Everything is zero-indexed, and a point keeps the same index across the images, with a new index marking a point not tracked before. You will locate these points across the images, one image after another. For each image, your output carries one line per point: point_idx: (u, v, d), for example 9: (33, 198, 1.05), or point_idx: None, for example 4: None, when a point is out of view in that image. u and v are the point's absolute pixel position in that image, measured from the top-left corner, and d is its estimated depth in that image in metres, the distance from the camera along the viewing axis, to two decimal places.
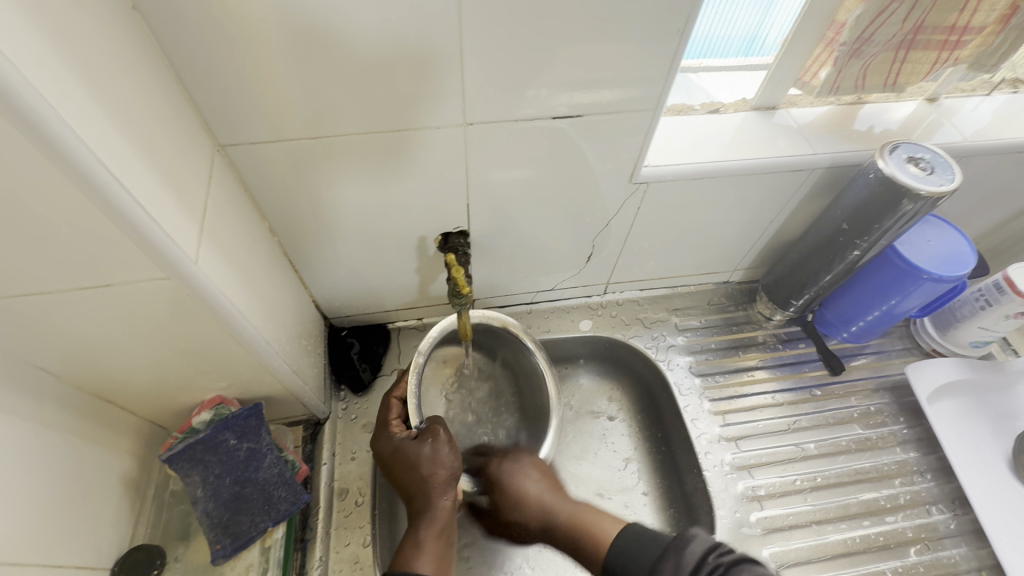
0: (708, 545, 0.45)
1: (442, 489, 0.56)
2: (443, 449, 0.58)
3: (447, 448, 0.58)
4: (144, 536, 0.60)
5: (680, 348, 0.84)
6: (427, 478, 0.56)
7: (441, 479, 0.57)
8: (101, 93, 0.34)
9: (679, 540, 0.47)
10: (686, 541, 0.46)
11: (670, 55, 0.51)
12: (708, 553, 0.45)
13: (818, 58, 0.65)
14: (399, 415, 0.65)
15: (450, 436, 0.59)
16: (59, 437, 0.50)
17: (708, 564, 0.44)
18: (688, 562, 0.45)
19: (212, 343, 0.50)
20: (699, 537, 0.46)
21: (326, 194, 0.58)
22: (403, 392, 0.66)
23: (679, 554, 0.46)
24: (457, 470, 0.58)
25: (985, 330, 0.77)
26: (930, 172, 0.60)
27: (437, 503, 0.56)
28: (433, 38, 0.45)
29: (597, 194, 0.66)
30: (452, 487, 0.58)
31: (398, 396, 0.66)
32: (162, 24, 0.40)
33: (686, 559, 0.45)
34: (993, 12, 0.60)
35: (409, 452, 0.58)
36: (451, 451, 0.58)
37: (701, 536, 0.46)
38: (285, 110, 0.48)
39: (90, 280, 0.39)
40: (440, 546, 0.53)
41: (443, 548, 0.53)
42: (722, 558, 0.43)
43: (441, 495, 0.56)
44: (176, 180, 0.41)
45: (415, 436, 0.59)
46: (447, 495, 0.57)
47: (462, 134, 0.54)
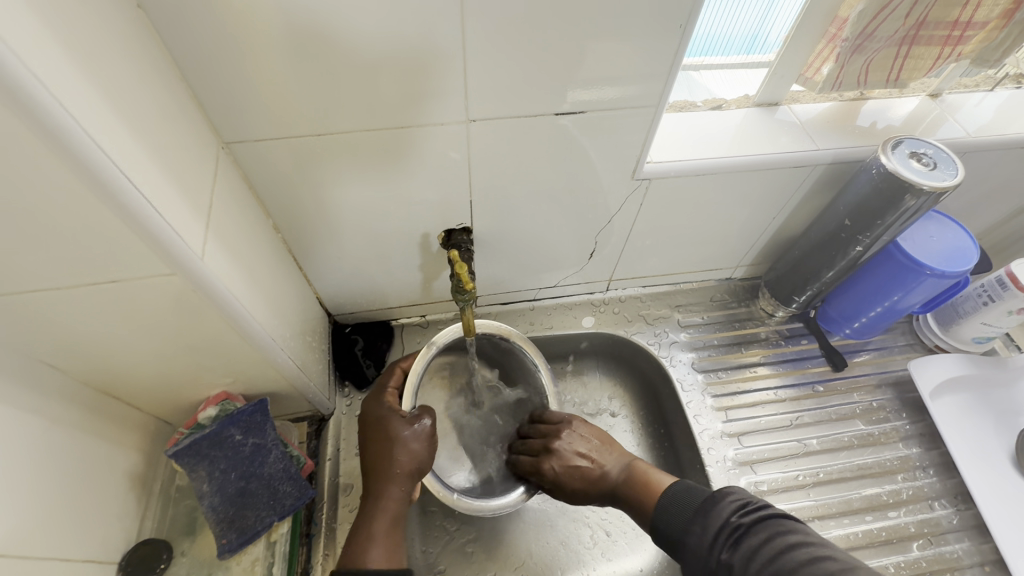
0: (736, 504, 0.47)
1: (399, 478, 0.57)
2: (417, 440, 0.58)
3: (422, 442, 0.59)
4: (150, 531, 0.61)
5: (682, 344, 0.84)
6: (390, 465, 0.57)
7: (403, 470, 0.57)
8: (109, 91, 0.34)
9: (707, 500, 0.49)
10: (718, 498, 0.49)
11: (672, 52, 0.51)
12: (734, 513, 0.47)
13: (821, 54, 0.65)
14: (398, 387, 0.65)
15: (432, 430, 0.60)
16: (66, 433, 0.50)
17: (732, 524, 0.46)
18: (714, 522, 0.47)
19: (218, 339, 0.51)
20: (731, 496, 0.49)
21: (330, 192, 0.58)
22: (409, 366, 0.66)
23: (707, 511, 0.48)
24: (423, 463, 0.58)
25: (988, 326, 0.77)
26: (932, 167, 0.60)
27: (390, 494, 0.56)
28: (436, 35, 0.45)
29: (600, 191, 0.66)
30: (411, 480, 0.58)
31: (403, 365, 0.66)
32: (167, 22, 0.40)
33: (711, 519, 0.48)
34: (995, 8, 0.60)
35: (387, 432, 0.59)
36: (422, 445, 0.59)
37: (730, 495, 0.49)
38: (288, 108, 0.49)
39: (97, 276, 0.39)
40: (385, 536, 0.54)
41: (393, 542, 0.54)
42: (746, 517, 0.46)
43: (395, 486, 0.56)
44: (182, 177, 0.41)
45: (403, 416, 0.60)
46: (401, 487, 0.57)
47: (465, 131, 0.54)
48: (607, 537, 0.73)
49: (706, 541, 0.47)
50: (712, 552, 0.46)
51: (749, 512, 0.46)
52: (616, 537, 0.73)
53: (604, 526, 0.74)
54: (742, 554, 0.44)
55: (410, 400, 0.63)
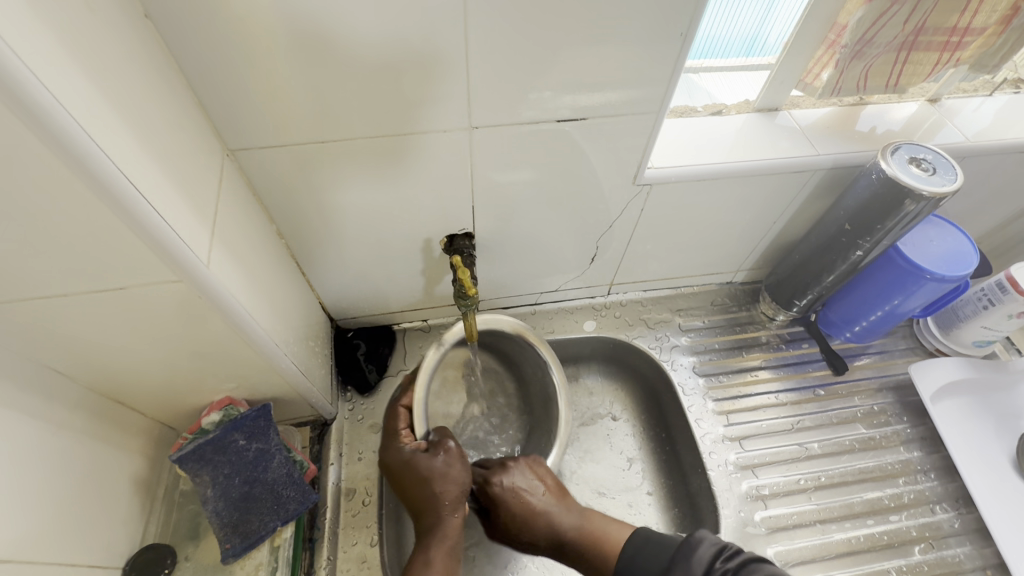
0: (715, 549, 0.47)
1: (451, 507, 0.57)
2: (453, 464, 0.59)
3: (459, 464, 0.60)
4: (154, 536, 0.61)
5: (684, 348, 0.84)
6: (438, 495, 0.57)
7: (451, 497, 0.58)
8: (116, 99, 0.34)
9: (685, 545, 0.49)
10: (695, 544, 0.48)
11: (672, 59, 0.51)
12: (716, 558, 0.47)
13: (820, 60, 0.65)
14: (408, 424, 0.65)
15: (461, 450, 0.61)
16: (72, 438, 0.50)
17: (717, 570, 0.46)
18: (697, 568, 0.47)
19: (222, 344, 0.51)
20: (707, 539, 0.49)
21: (333, 197, 0.58)
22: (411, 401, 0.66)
23: (687, 557, 0.48)
24: (466, 485, 0.59)
25: (988, 330, 0.77)
26: (932, 173, 0.60)
27: (447, 522, 0.56)
28: (439, 42, 0.45)
29: (601, 196, 0.66)
30: (461, 504, 0.59)
31: (404, 404, 0.66)
32: (173, 32, 0.41)
33: (694, 563, 0.47)
34: (994, 14, 0.61)
35: (421, 466, 0.59)
36: (461, 467, 0.60)
37: (706, 539, 0.49)
38: (292, 114, 0.49)
39: (105, 283, 0.40)
40: (450, 565, 0.54)
41: (452, 567, 0.54)
42: (730, 562, 0.45)
43: (449, 514, 0.57)
44: (188, 184, 0.42)
45: (426, 450, 0.60)
46: (456, 514, 0.57)
47: (467, 137, 0.55)
48: None
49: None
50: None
51: (732, 556, 0.46)
52: None
53: None
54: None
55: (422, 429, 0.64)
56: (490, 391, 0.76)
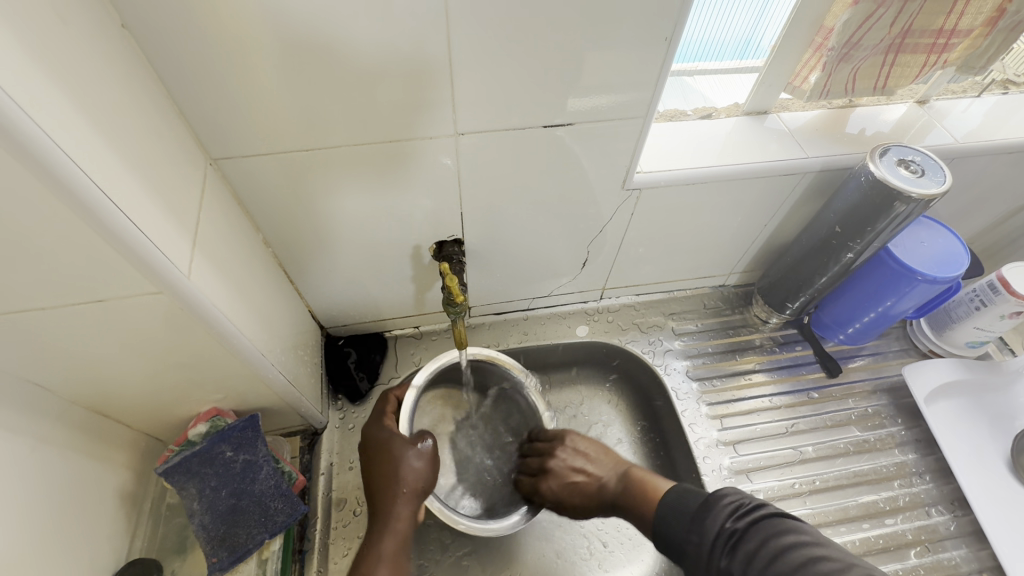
0: (731, 507, 0.46)
1: (406, 499, 0.57)
2: (419, 459, 0.59)
3: (423, 461, 0.59)
4: (140, 550, 0.60)
5: (677, 352, 0.84)
6: (397, 484, 0.57)
7: (407, 489, 0.57)
8: (91, 111, 0.34)
9: (702, 505, 0.48)
10: (715, 501, 0.48)
11: (659, 61, 0.51)
12: (730, 518, 0.46)
13: (807, 63, 0.65)
14: (395, 411, 0.65)
15: (434, 450, 0.60)
16: (54, 452, 0.50)
17: (729, 530, 0.45)
18: (711, 529, 0.46)
19: (206, 355, 0.50)
20: (728, 496, 0.47)
21: (324, 205, 0.58)
22: (401, 392, 0.67)
23: (704, 519, 0.47)
24: (427, 482, 0.59)
25: (981, 331, 0.77)
26: (921, 174, 0.60)
27: (398, 513, 0.56)
28: (426, 46, 0.45)
29: (591, 200, 0.66)
30: (418, 498, 0.58)
31: (397, 394, 0.67)
32: (153, 43, 0.41)
33: (708, 528, 0.46)
34: (979, 16, 0.61)
35: (394, 450, 0.59)
36: (427, 460, 0.59)
37: (724, 498, 0.47)
38: (278, 122, 0.48)
39: (83, 295, 0.39)
40: (394, 556, 0.55)
41: (398, 558, 0.55)
42: (742, 521, 0.44)
43: (403, 504, 0.57)
44: (169, 195, 0.41)
45: (405, 438, 0.60)
46: (409, 506, 0.57)
47: (454, 144, 0.54)
48: (604, 547, 0.73)
49: (705, 548, 0.46)
50: (711, 562, 0.45)
51: (744, 515, 0.45)
52: (613, 548, 0.72)
53: (601, 536, 0.73)
54: (742, 560, 0.42)
55: (408, 425, 0.63)
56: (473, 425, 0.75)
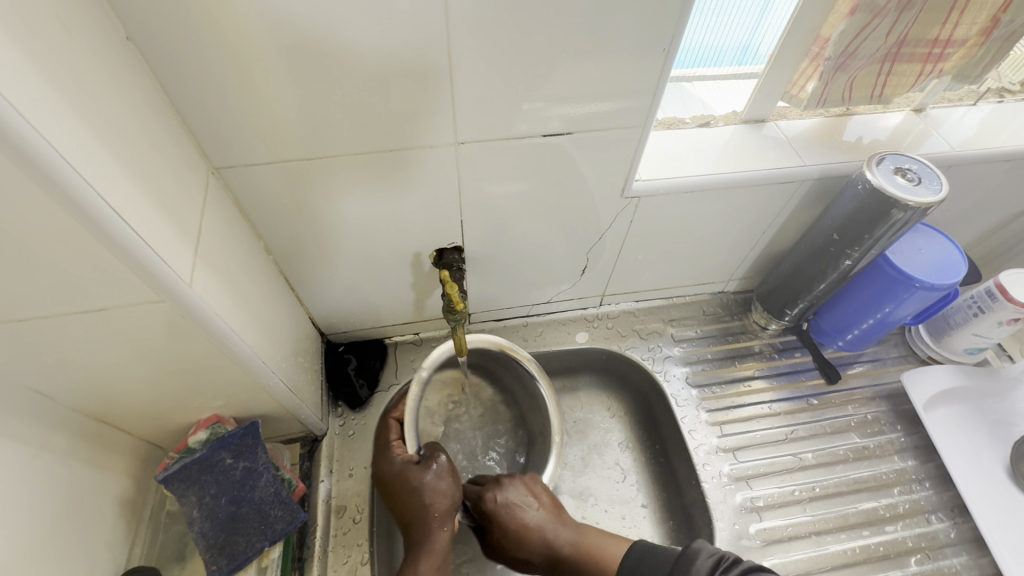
0: (712, 561, 0.46)
1: (441, 521, 0.57)
2: (442, 477, 0.58)
3: (449, 479, 0.59)
4: (139, 558, 0.60)
5: (676, 359, 0.84)
6: (427, 509, 0.57)
7: (439, 510, 0.57)
8: (95, 122, 0.34)
9: (680, 559, 0.48)
10: (693, 556, 0.47)
11: (657, 72, 0.52)
12: (713, 570, 0.46)
13: (805, 72, 0.66)
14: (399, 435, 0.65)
15: (452, 463, 0.60)
16: (55, 459, 0.50)
17: None
18: None
19: (207, 362, 0.50)
20: (705, 549, 0.47)
21: (324, 212, 0.58)
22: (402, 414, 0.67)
23: (686, 574, 0.46)
24: (457, 500, 0.59)
25: (979, 337, 0.77)
26: (917, 182, 0.61)
27: (435, 535, 0.56)
28: (427, 55, 0.45)
29: (591, 208, 0.66)
30: (452, 518, 0.58)
31: (396, 416, 0.66)
32: (156, 54, 0.41)
33: None
34: (974, 25, 0.61)
35: (411, 478, 0.58)
36: (451, 478, 0.59)
37: (702, 551, 0.48)
38: (280, 131, 0.49)
39: (86, 303, 0.39)
40: None
41: None
42: (727, 574, 0.44)
43: (439, 527, 0.56)
44: (171, 204, 0.42)
45: (416, 462, 0.60)
46: (445, 528, 0.57)
47: (455, 152, 0.55)
48: None
49: None
50: None
51: (728, 567, 0.45)
52: None
53: None
54: None
55: (413, 444, 0.63)
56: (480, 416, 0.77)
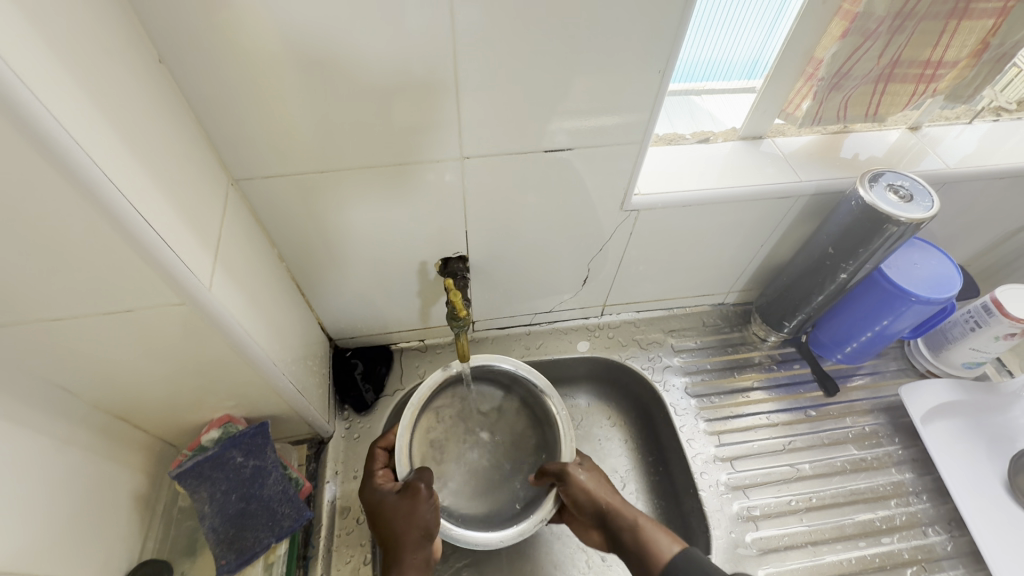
0: None
1: (411, 547, 0.58)
2: (418, 506, 0.60)
3: (426, 506, 0.60)
4: (151, 552, 0.62)
5: (676, 369, 0.85)
6: (399, 536, 0.58)
7: (412, 537, 0.58)
8: (127, 135, 0.37)
9: None
10: None
11: (654, 90, 0.54)
12: None
13: (800, 91, 0.68)
14: (386, 465, 0.68)
15: (432, 492, 0.61)
16: (76, 453, 0.52)
17: None
18: None
19: (220, 362, 0.53)
20: None
21: (336, 221, 0.61)
22: (388, 442, 0.69)
23: None
24: (432, 529, 0.59)
25: (977, 352, 0.78)
26: (909, 199, 0.62)
27: (406, 561, 0.57)
28: (433, 72, 0.48)
29: (592, 219, 0.68)
30: (425, 546, 0.59)
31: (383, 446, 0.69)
32: (184, 74, 0.44)
33: None
34: (965, 48, 0.63)
35: (389, 508, 0.60)
36: (429, 507, 0.60)
37: None
38: (294, 144, 0.52)
39: (114, 304, 0.42)
40: None
41: None
42: None
43: (410, 553, 0.57)
44: (193, 211, 0.44)
45: (396, 493, 0.62)
46: (417, 554, 0.58)
47: (460, 166, 0.58)
48: (603, 561, 0.73)
49: None
50: None
51: None
52: (611, 563, 0.73)
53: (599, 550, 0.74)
54: None
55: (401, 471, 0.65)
56: (503, 432, 0.75)
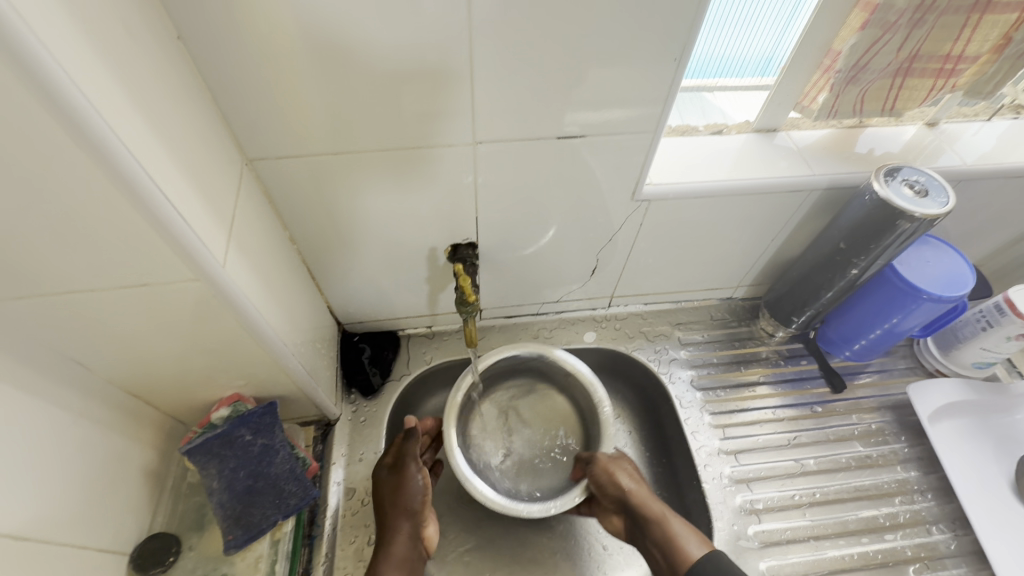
0: None
1: (399, 519, 0.63)
2: (409, 482, 0.65)
3: (415, 481, 0.65)
4: (160, 525, 0.63)
5: (682, 361, 0.85)
6: (389, 509, 0.64)
7: (400, 509, 0.63)
8: (146, 111, 0.37)
9: None
10: None
11: (669, 80, 0.54)
12: None
13: (816, 84, 0.67)
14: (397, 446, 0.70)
15: (421, 468, 0.66)
16: (90, 426, 0.53)
17: None
18: None
19: (231, 342, 0.53)
20: None
21: (348, 206, 0.61)
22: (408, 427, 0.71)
23: None
24: (420, 501, 0.65)
25: (988, 352, 0.77)
26: (924, 195, 0.62)
27: (395, 535, 0.62)
28: (447, 55, 0.48)
29: (603, 209, 0.68)
30: (412, 519, 0.64)
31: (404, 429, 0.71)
32: (202, 52, 0.44)
33: None
34: (986, 42, 0.62)
35: (383, 483, 0.66)
36: (417, 484, 0.65)
37: None
38: (308, 127, 0.52)
39: (129, 279, 0.43)
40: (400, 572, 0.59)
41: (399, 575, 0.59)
42: None
43: (399, 524, 0.62)
44: (209, 190, 0.45)
45: (391, 469, 0.67)
46: (404, 525, 0.63)
47: (472, 152, 0.58)
48: (604, 549, 0.74)
49: None
50: None
51: None
52: (613, 551, 0.73)
53: (602, 540, 0.74)
54: None
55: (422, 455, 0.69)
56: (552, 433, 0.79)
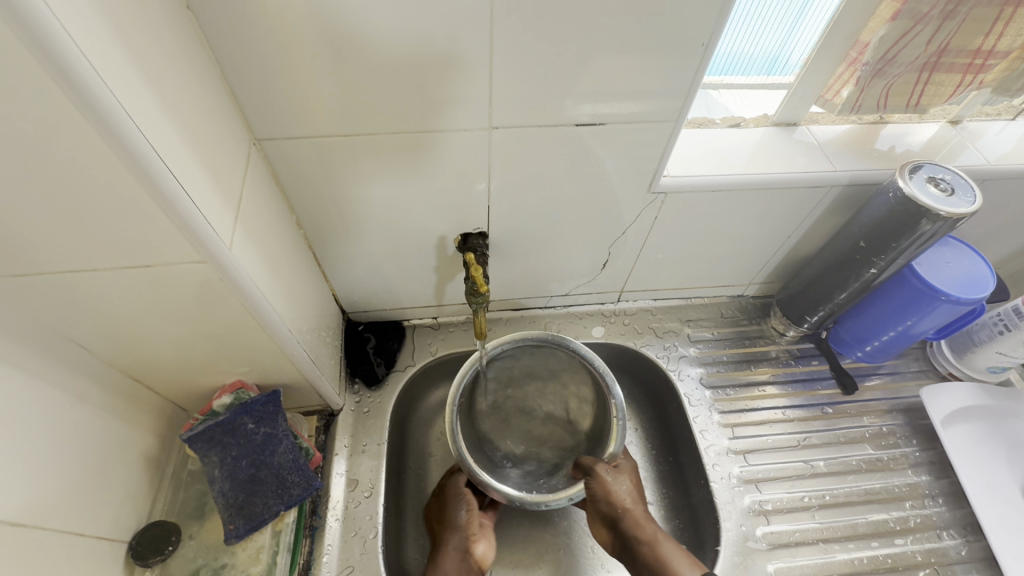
0: None
1: (446, 536, 0.66)
2: (455, 503, 0.69)
3: (459, 501, 0.69)
4: (160, 513, 0.62)
5: (691, 359, 0.84)
6: (439, 529, 0.67)
7: (446, 527, 0.67)
8: (154, 84, 0.36)
9: None
10: None
11: (693, 69, 0.52)
12: None
13: (841, 77, 0.66)
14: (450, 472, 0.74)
15: (464, 489, 0.70)
16: (89, 411, 0.52)
17: None
18: None
19: (235, 328, 0.52)
20: None
21: (357, 191, 0.60)
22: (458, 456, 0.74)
23: None
24: (465, 519, 0.67)
25: (1004, 356, 0.75)
26: (951, 194, 0.60)
27: (443, 551, 0.65)
28: (466, 36, 0.46)
29: (617, 201, 0.66)
30: (459, 535, 0.66)
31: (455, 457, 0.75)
32: (211, 27, 0.43)
33: None
34: (1019, 38, 0.60)
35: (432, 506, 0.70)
36: (461, 500, 0.69)
37: None
38: (318, 108, 0.50)
39: (132, 260, 0.41)
40: None
41: None
42: None
43: (446, 541, 0.66)
44: (216, 171, 0.43)
45: (439, 493, 0.71)
46: (451, 541, 0.66)
47: (486, 138, 0.56)
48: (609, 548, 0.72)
49: None
50: None
51: None
52: None
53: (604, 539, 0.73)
54: None
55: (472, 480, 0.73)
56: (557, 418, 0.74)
